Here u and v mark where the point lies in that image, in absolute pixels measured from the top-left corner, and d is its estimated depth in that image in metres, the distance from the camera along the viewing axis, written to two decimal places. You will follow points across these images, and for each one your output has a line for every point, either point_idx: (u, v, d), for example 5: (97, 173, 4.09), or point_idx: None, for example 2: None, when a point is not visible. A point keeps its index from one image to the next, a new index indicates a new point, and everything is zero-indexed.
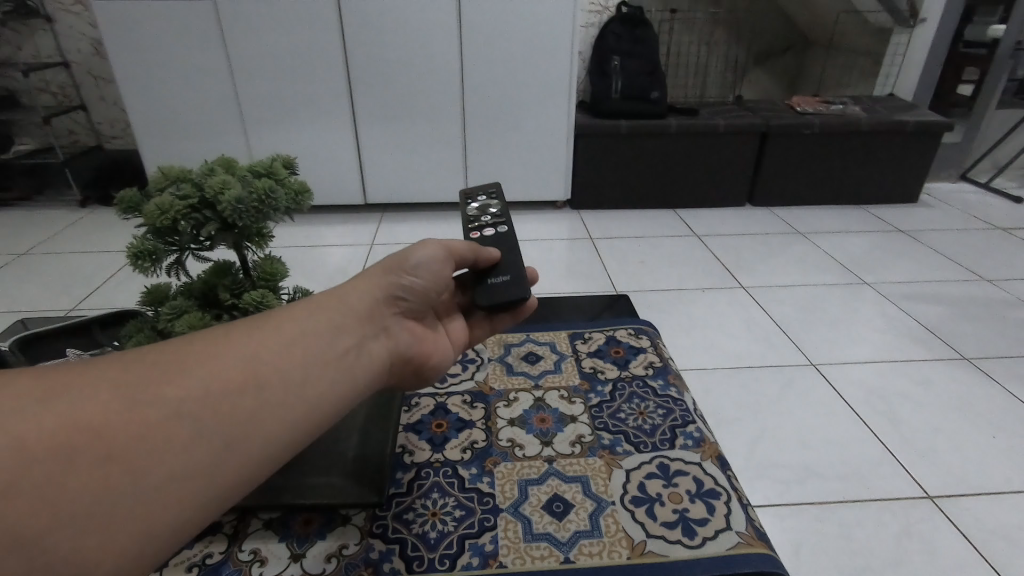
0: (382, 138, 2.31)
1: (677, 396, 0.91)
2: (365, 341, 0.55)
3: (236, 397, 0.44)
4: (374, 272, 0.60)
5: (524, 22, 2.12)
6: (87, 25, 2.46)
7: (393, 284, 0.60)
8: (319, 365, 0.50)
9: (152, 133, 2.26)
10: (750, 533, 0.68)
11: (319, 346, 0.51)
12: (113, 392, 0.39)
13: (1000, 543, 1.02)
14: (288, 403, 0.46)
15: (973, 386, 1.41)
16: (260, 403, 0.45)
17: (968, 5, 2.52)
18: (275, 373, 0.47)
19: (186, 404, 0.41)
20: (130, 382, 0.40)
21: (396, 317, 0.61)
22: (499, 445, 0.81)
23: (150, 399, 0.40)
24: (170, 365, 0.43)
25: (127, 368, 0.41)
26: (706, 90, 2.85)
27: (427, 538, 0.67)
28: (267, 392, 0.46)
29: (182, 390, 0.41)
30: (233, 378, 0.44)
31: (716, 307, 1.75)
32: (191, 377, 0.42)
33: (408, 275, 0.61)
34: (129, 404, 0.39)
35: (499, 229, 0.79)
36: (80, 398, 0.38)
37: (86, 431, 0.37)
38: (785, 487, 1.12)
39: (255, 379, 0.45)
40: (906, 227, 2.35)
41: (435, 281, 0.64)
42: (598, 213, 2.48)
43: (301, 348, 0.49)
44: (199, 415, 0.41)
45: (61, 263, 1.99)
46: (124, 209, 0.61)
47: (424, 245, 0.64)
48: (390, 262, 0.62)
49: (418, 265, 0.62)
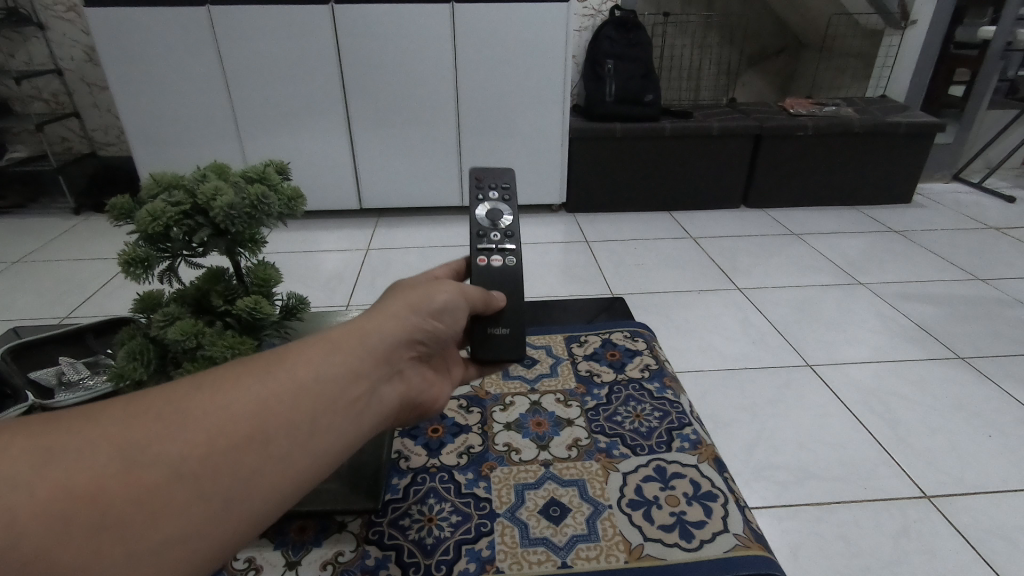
0: (376, 144, 2.31)
1: (673, 399, 0.91)
2: (390, 387, 0.46)
3: (243, 453, 0.35)
4: (402, 301, 0.50)
5: (519, 26, 2.12)
6: (80, 32, 2.45)
7: (417, 324, 0.50)
8: (347, 409, 0.41)
9: (147, 140, 2.26)
10: (747, 535, 0.68)
11: (347, 390, 0.41)
12: (110, 447, 0.31)
13: (997, 541, 1.02)
14: (309, 456, 0.38)
15: (968, 386, 1.41)
16: (274, 460, 0.36)
17: (958, 7, 2.54)
18: (294, 424, 0.37)
19: (191, 464, 0.33)
20: (128, 434, 0.32)
21: (416, 360, 0.51)
22: (496, 449, 0.81)
23: (150, 457, 0.32)
24: (174, 411, 0.34)
25: (125, 415, 0.33)
26: (699, 93, 2.87)
27: (423, 544, 0.66)
28: (282, 449, 0.37)
29: (186, 445, 0.33)
30: (243, 430, 0.35)
31: (713, 310, 1.75)
32: (199, 428, 0.33)
33: (431, 316, 0.52)
34: (126, 464, 0.31)
35: (507, 261, 0.74)
36: (65, 460, 0.30)
37: (77, 495, 0.29)
38: (782, 488, 1.12)
39: (273, 427, 0.36)
40: (899, 227, 2.37)
41: (451, 329, 0.56)
42: (594, 216, 2.49)
43: (330, 387, 0.40)
44: (205, 478, 0.33)
45: (55, 270, 1.98)
46: (116, 217, 0.60)
47: (443, 286, 0.56)
48: (419, 296, 0.52)
49: (440, 309, 0.54)
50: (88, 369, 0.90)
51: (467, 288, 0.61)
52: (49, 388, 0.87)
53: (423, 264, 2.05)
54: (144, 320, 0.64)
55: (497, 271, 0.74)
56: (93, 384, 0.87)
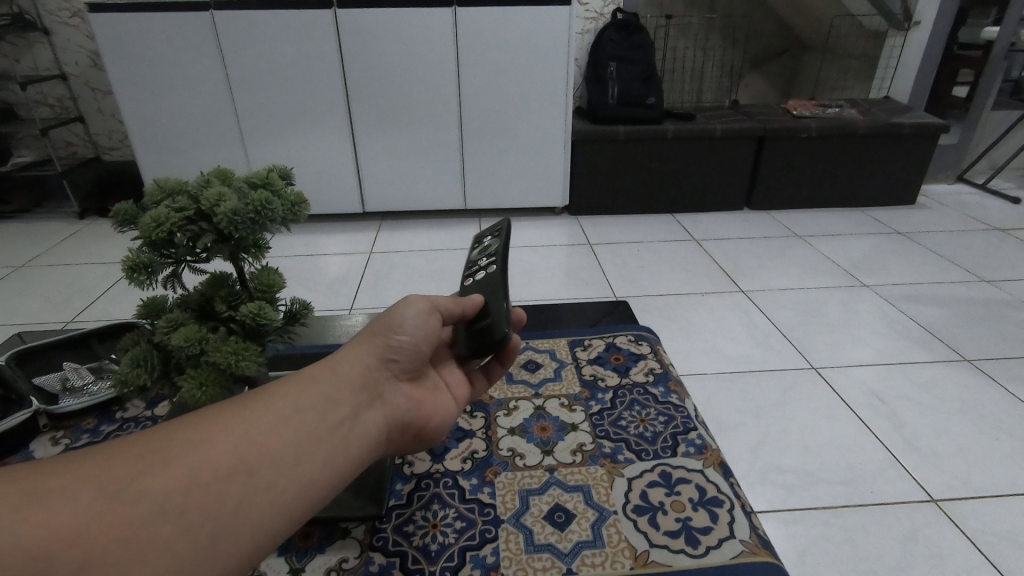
0: (380, 147, 2.32)
1: (678, 403, 0.90)
2: (360, 410, 0.52)
3: (224, 481, 0.41)
4: (360, 338, 0.57)
5: (521, 28, 2.12)
6: (85, 37, 2.47)
7: (380, 351, 0.57)
8: (314, 439, 0.47)
9: (152, 145, 2.27)
10: (754, 541, 0.67)
11: (313, 423, 0.47)
12: (95, 489, 0.36)
13: (1005, 545, 1.01)
14: (283, 483, 0.44)
15: (976, 389, 1.40)
16: (251, 487, 0.42)
17: (962, 8, 2.53)
18: (266, 452, 0.44)
19: (174, 496, 0.38)
20: (112, 476, 0.37)
21: (389, 384, 0.57)
22: (500, 454, 0.80)
23: (134, 492, 0.37)
24: (155, 455, 0.40)
25: (112, 460, 0.38)
26: (702, 95, 2.87)
27: (427, 551, 0.66)
28: (259, 474, 0.43)
29: (167, 480, 0.38)
30: (220, 462, 0.41)
31: (717, 312, 1.74)
32: (180, 465, 0.39)
33: (396, 336, 0.58)
34: (115, 500, 0.36)
35: (488, 270, 0.71)
36: (59, 499, 0.35)
37: (73, 527, 0.34)
38: (788, 492, 1.12)
39: (246, 460, 0.42)
40: (904, 229, 2.36)
41: (426, 344, 0.60)
42: (597, 218, 2.48)
43: (294, 422, 0.46)
44: (188, 506, 0.38)
45: (61, 274, 1.99)
46: (120, 223, 0.60)
47: (408, 303, 0.61)
48: (378, 326, 0.58)
49: (406, 326, 0.59)
50: (93, 374, 0.91)
51: (438, 299, 0.63)
52: (53, 394, 0.88)
53: (426, 267, 2.05)
54: (148, 325, 0.64)
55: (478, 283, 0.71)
56: (98, 389, 0.87)
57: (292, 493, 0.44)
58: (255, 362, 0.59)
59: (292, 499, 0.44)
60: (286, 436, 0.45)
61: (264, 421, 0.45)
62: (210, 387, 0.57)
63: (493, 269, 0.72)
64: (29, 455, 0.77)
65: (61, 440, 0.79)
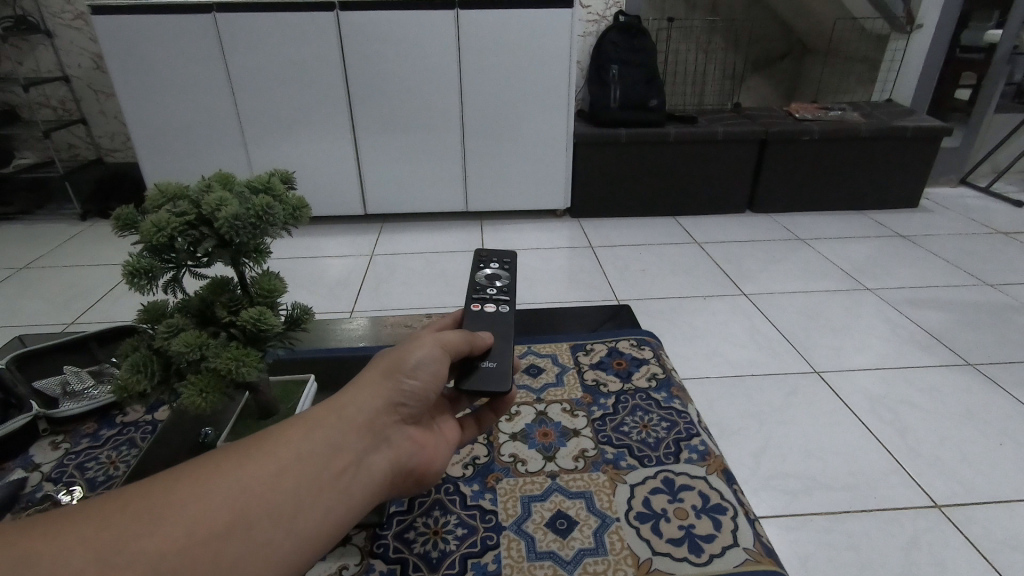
0: (381, 149, 2.31)
1: (681, 409, 0.90)
2: (367, 456, 0.48)
3: (219, 541, 0.37)
4: (370, 374, 0.52)
5: (523, 32, 2.13)
6: (87, 39, 2.47)
7: (392, 391, 0.52)
8: (316, 489, 0.43)
9: (153, 147, 2.27)
10: (758, 549, 0.67)
11: (316, 471, 0.44)
12: (87, 552, 0.33)
13: (1011, 552, 1.00)
14: (281, 539, 0.40)
15: (980, 394, 1.39)
16: (248, 545, 0.39)
17: (964, 11, 2.53)
18: (266, 505, 0.40)
19: (167, 557, 0.35)
20: (106, 536, 0.34)
21: (395, 425, 0.53)
22: (502, 460, 0.80)
23: (129, 555, 0.34)
24: (150, 510, 0.37)
25: (104, 517, 0.35)
26: (704, 99, 2.86)
27: (429, 558, 0.65)
28: (257, 531, 0.39)
29: (163, 540, 0.35)
30: (220, 516, 0.38)
31: (718, 316, 1.73)
32: (173, 524, 0.36)
33: (407, 378, 0.53)
34: (103, 567, 0.33)
35: (501, 308, 0.74)
36: (47, 566, 0.32)
37: None
38: (790, 497, 1.11)
39: (244, 517, 0.39)
40: (906, 232, 2.35)
41: (437, 383, 0.56)
42: (598, 221, 2.48)
43: (296, 470, 0.43)
44: (181, 569, 0.35)
45: (61, 276, 1.99)
46: (121, 227, 0.60)
47: (418, 342, 0.57)
48: (388, 363, 0.54)
49: (416, 366, 0.55)
50: (93, 379, 0.90)
51: (446, 336, 0.60)
52: (54, 398, 0.87)
53: (427, 270, 2.05)
54: (149, 330, 0.63)
55: (489, 317, 0.73)
56: (98, 393, 0.87)
57: (291, 550, 0.41)
58: (255, 368, 0.58)
59: (291, 557, 0.41)
60: (287, 488, 0.42)
61: (267, 468, 0.42)
62: (209, 392, 0.56)
63: (505, 309, 0.74)
64: (28, 459, 0.76)
65: (60, 445, 0.79)
